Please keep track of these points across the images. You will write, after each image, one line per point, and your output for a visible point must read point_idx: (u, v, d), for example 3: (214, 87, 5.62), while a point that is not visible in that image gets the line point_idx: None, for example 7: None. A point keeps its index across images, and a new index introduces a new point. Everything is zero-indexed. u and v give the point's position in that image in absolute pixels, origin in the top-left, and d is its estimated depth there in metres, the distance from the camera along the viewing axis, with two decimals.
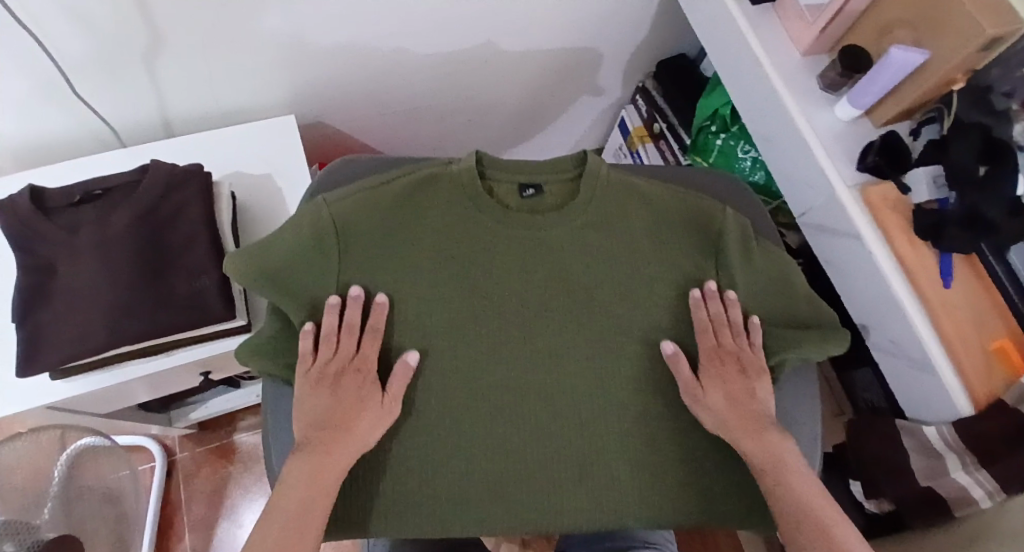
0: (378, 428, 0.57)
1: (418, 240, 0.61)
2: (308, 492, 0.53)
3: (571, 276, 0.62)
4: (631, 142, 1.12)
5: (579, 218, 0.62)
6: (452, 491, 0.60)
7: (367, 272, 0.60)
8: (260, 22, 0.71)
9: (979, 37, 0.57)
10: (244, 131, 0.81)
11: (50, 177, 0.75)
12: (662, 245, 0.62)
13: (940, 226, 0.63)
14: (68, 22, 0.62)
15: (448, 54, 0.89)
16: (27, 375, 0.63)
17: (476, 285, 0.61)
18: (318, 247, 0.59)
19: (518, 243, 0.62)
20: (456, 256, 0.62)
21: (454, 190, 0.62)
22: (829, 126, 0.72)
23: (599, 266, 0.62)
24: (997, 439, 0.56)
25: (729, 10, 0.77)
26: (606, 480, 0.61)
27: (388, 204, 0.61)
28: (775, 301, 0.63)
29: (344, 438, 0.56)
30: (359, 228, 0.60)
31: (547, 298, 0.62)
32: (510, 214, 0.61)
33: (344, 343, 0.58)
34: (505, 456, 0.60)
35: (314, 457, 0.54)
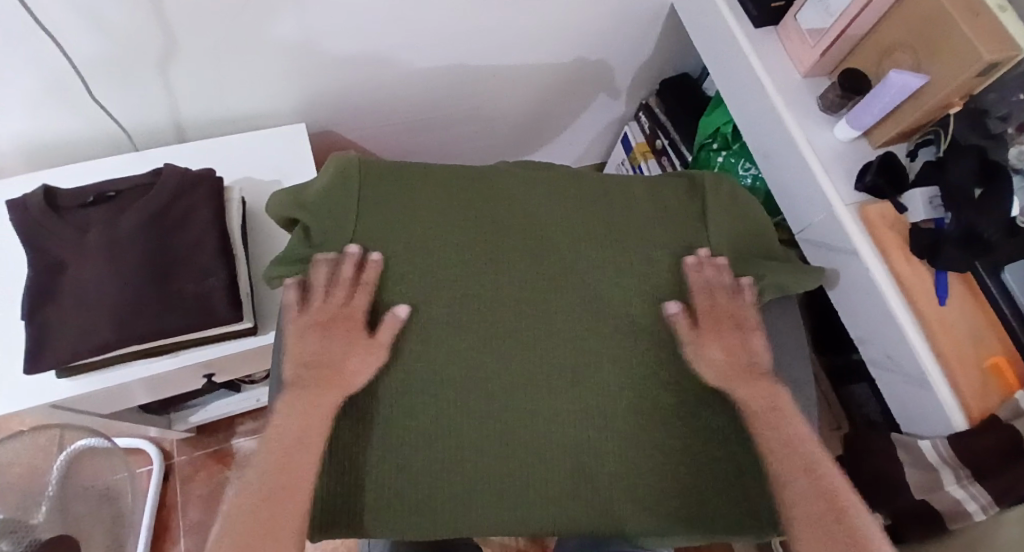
0: (366, 374, 0.57)
1: (438, 198, 0.65)
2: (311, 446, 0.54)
3: (579, 237, 0.65)
4: (633, 158, 1.14)
5: (587, 187, 0.69)
6: (471, 492, 0.57)
7: (384, 216, 0.63)
8: (274, 29, 0.72)
9: (977, 62, 0.59)
10: (255, 137, 0.83)
11: (60, 177, 0.75)
12: (659, 201, 0.68)
13: (937, 245, 0.65)
14: (85, 23, 0.63)
15: (457, 67, 0.91)
16: (33, 372, 0.63)
17: (488, 249, 0.63)
18: (341, 185, 0.64)
19: (527, 210, 0.66)
20: (467, 218, 0.64)
21: (477, 172, 0.68)
22: (829, 145, 0.74)
23: (607, 224, 0.66)
24: (992, 454, 0.58)
25: (733, 30, 0.79)
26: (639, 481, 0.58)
27: (416, 170, 0.67)
28: (759, 239, 0.69)
29: (331, 385, 0.57)
30: (381, 180, 0.65)
31: (550, 272, 0.63)
32: (517, 180, 0.68)
33: (340, 296, 0.59)
34: (524, 448, 0.58)
35: (290, 441, 0.54)
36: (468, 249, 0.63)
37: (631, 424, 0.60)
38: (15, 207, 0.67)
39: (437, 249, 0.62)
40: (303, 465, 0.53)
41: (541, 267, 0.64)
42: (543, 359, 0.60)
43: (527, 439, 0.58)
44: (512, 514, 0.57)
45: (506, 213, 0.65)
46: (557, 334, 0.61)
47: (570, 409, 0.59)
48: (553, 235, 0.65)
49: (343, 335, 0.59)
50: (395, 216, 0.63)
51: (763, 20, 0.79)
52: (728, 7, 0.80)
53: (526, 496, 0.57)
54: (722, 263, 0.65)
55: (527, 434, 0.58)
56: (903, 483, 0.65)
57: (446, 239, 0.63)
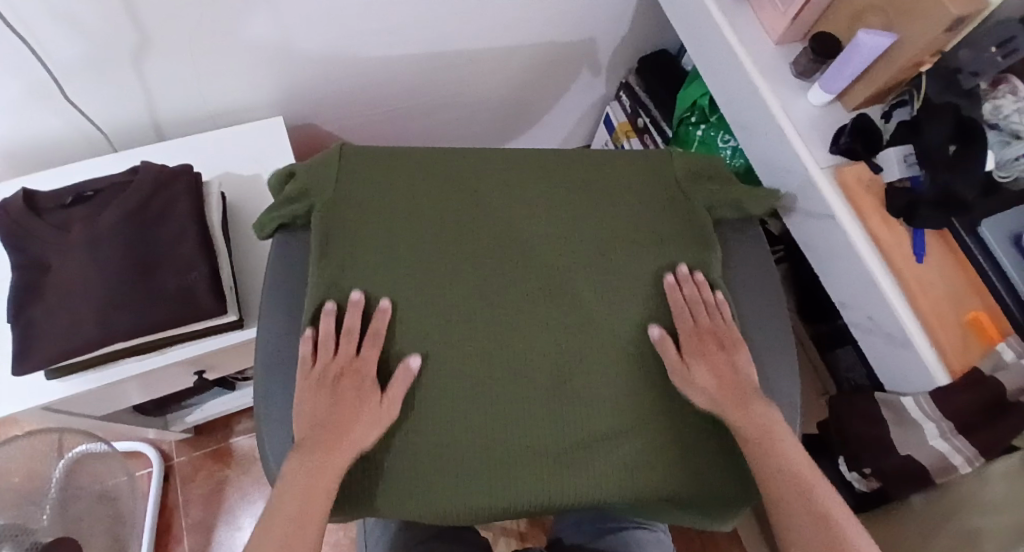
0: (370, 431, 0.54)
1: (414, 181, 0.65)
2: (306, 490, 0.50)
3: (561, 206, 0.66)
4: (615, 137, 1.14)
5: (560, 163, 0.69)
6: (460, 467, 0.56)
7: (365, 193, 0.63)
8: (245, 21, 0.73)
9: (946, 17, 0.59)
10: (233, 133, 0.83)
11: (40, 180, 0.76)
12: (633, 163, 0.70)
13: (913, 205, 0.65)
14: (57, 25, 0.63)
15: (435, 53, 0.91)
16: (22, 374, 0.64)
17: (469, 224, 0.64)
18: (325, 165, 0.65)
19: (505, 186, 0.66)
20: (450, 194, 0.65)
21: (451, 155, 0.68)
22: (802, 112, 0.74)
23: (587, 188, 0.67)
24: (972, 409, 0.58)
25: (704, 2, 0.79)
26: (631, 453, 0.57)
27: (391, 152, 0.67)
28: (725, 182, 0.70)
29: (330, 453, 0.52)
30: (365, 161, 0.66)
31: (531, 242, 0.63)
32: (501, 157, 0.69)
33: (342, 348, 0.57)
34: (519, 422, 0.57)
35: (298, 496, 0.50)
36: (447, 225, 0.63)
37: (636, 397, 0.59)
38: None
39: (416, 226, 0.63)
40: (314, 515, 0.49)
41: (520, 238, 0.64)
42: (528, 329, 0.60)
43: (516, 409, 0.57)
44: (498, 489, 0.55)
45: (490, 187, 0.66)
46: (545, 308, 0.61)
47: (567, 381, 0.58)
48: (530, 210, 0.65)
49: (353, 387, 0.55)
50: (375, 198, 0.64)
51: None
52: None
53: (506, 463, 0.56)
54: (692, 196, 0.68)
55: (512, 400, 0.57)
56: (886, 441, 0.66)
57: (424, 216, 0.63)
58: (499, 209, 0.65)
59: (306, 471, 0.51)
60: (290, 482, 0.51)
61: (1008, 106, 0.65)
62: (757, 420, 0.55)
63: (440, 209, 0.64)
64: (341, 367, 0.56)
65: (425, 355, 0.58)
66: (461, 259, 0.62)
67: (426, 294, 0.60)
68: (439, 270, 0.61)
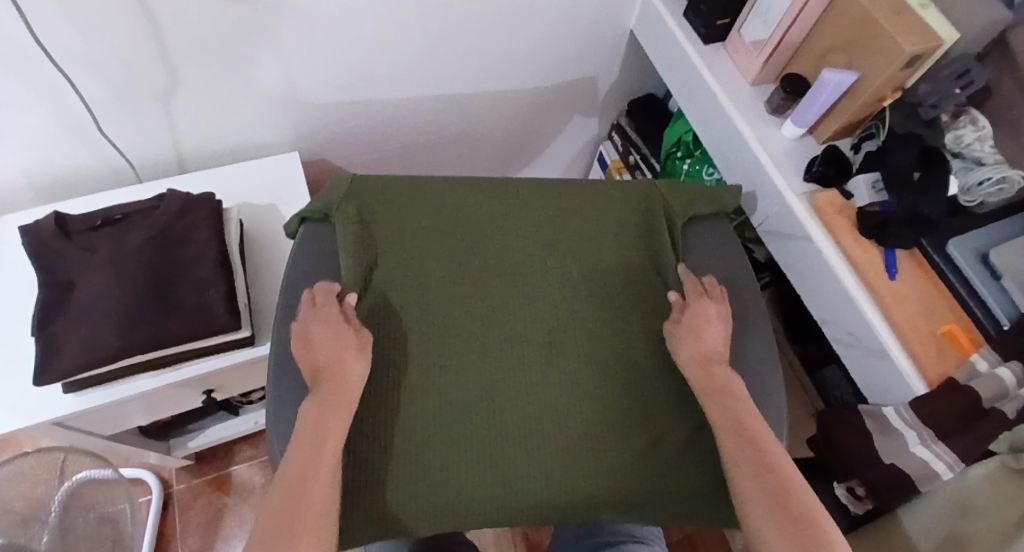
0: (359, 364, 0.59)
1: (424, 215, 0.70)
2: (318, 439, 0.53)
3: (563, 236, 0.71)
4: (608, 175, 1.21)
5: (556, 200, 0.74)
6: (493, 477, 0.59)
7: (385, 224, 0.68)
8: (268, 63, 0.80)
9: (901, 56, 0.65)
10: (252, 165, 0.89)
11: (69, 206, 0.81)
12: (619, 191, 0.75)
13: (883, 226, 0.70)
14: (98, 64, 0.70)
15: (439, 95, 0.98)
16: (43, 384, 0.67)
17: (479, 254, 0.69)
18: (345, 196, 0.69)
19: (508, 222, 0.72)
20: (462, 224, 0.70)
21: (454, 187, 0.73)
22: (778, 144, 0.80)
23: (584, 221, 0.72)
24: (950, 416, 0.61)
25: (685, 49, 0.87)
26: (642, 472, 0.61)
27: (400, 181, 0.72)
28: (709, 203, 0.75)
29: (339, 396, 0.57)
30: (378, 191, 0.70)
31: (535, 272, 0.69)
32: (505, 189, 0.73)
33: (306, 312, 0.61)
34: (543, 439, 0.61)
35: (309, 442, 0.52)
36: (457, 256, 0.68)
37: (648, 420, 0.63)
38: (27, 230, 0.72)
39: (428, 259, 0.68)
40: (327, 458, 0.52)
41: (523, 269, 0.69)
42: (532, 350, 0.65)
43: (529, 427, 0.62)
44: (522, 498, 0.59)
45: (497, 219, 0.71)
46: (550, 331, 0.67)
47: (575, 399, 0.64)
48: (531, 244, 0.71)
49: (333, 326, 0.60)
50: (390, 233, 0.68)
51: (711, 37, 0.86)
52: (679, 28, 0.88)
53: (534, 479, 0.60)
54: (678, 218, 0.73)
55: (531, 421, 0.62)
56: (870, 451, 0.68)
57: (434, 248, 0.68)
58: (502, 243, 0.70)
59: (315, 410, 0.55)
60: (303, 436, 0.53)
61: (969, 135, 0.71)
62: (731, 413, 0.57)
63: (447, 240, 0.69)
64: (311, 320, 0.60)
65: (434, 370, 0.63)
66: (474, 286, 0.67)
67: (438, 316, 0.65)
68: (455, 295, 0.67)
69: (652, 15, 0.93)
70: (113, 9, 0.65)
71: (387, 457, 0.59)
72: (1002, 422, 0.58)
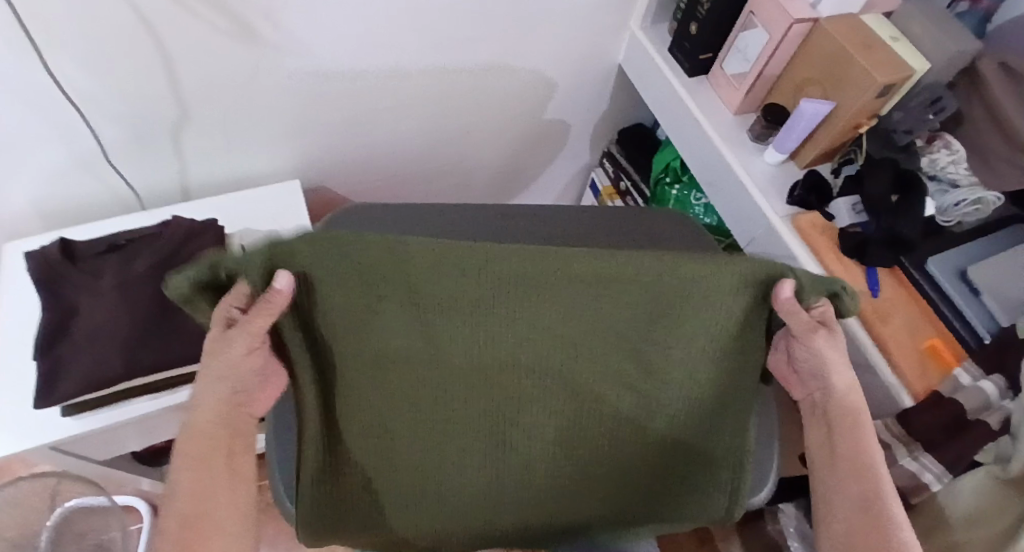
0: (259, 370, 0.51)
1: (397, 274, 0.47)
2: (226, 435, 0.49)
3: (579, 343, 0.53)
4: (601, 201, 1.25)
5: (601, 256, 0.47)
6: (484, 499, 0.65)
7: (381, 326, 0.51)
8: (273, 99, 0.84)
9: (874, 85, 0.70)
10: (255, 193, 0.92)
11: (75, 233, 0.83)
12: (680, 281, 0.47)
13: (864, 245, 0.73)
14: (109, 99, 0.73)
15: (436, 126, 1.02)
16: (43, 407, 0.67)
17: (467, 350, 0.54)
18: (353, 290, 0.48)
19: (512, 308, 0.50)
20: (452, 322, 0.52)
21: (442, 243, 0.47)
22: (762, 170, 0.83)
23: (599, 338, 0.53)
24: (939, 428, 0.62)
25: (670, 82, 0.92)
26: (626, 491, 0.65)
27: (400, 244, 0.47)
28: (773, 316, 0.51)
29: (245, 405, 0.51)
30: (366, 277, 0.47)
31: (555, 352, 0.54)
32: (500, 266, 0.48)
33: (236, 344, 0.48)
34: (538, 474, 0.64)
35: (212, 443, 0.48)
36: (438, 344, 0.53)
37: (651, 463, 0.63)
38: (34, 256, 0.74)
39: (416, 351, 0.54)
40: (218, 463, 0.48)
41: (520, 363, 0.55)
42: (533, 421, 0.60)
43: (519, 466, 0.63)
44: (510, 507, 0.67)
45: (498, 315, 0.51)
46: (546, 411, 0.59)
47: (574, 454, 0.62)
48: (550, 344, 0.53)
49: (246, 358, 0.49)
50: (344, 304, 0.49)
51: (694, 70, 0.91)
52: (665, 63, 0.93)
53: (523, 499, 0.66)
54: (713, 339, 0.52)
55: (528, 463, 0.63)
56: None
57: (424, 373, 0.55)
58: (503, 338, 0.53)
59: (220, 406, 0.49)
60: (199, 435, 0.48)
61: (942, 159, 0.75)
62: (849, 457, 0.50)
63: (425, 329, 0.52)
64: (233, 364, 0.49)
65: (432, 436, 0.60)
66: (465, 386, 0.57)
67: (425, 400, 0.57)
68: (445, 390, 0.57)
69: (638, 51, 0.98)
70: (125, 48, 0.68)
71: (387, 478, 0.62)
72: (987, 434, 0.60)
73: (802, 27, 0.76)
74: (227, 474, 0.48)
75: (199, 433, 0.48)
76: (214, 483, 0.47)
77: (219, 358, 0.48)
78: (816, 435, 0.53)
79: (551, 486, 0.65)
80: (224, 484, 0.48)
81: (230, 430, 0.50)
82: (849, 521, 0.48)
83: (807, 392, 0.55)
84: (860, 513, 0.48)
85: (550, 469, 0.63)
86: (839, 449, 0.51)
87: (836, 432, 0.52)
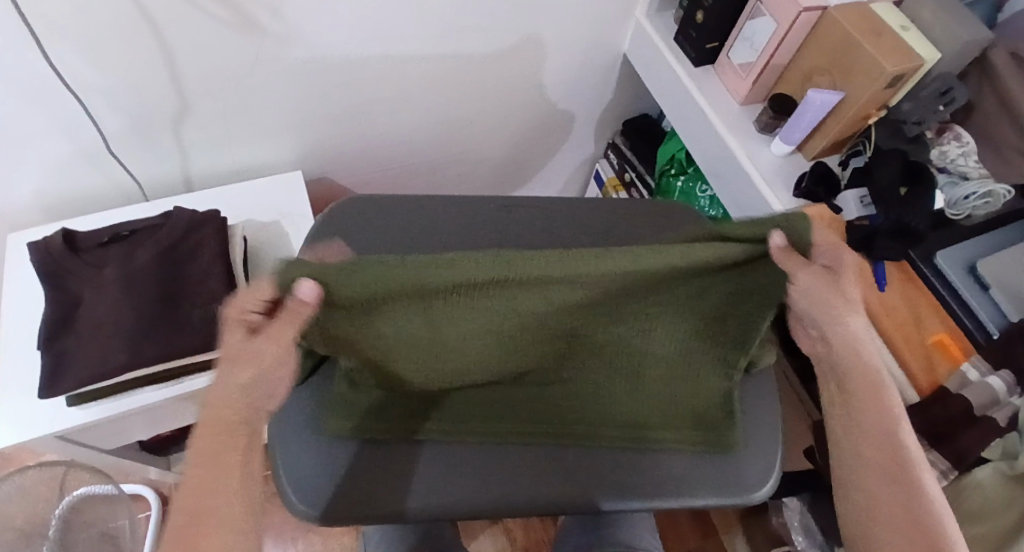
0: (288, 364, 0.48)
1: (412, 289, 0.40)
2: (235, 429, 0.47)
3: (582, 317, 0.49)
4: (605, 192, 1.25)
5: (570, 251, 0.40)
6: (530, 438, 0.62)
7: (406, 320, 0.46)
8: (275, 91, 0.83)
9: (884, 75, 0.68)
10: (258, 184, 0.92)
11: (80, 223, 0.84)
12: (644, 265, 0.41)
13: (871, 239, 0.71)
14: (110, 89, 0.73)
15: (438, 118, 1.02)
16: (49, 398, 0.68)
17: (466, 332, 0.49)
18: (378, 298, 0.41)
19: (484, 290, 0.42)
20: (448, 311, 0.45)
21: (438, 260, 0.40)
22: (768, 161, 0.82)
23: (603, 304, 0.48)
24: (949, 422, 0.61)
25: (676, 72, 0.91)
26: (669, 439, 0.62)
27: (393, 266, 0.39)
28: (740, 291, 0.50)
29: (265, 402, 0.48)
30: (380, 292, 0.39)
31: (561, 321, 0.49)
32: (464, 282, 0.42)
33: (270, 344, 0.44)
34: (575, 415, 0.62)
35: (224, 435, 0.46)
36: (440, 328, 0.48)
37: (674, 407, 0.62)
38: (37, 247, 0.74)
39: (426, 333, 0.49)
40: (233, 460, 0.46)
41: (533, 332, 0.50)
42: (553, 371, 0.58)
43: (553, 408, 0.62)
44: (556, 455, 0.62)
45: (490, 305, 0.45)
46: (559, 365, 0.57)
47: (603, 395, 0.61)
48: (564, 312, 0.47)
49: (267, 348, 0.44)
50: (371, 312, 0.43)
51: (700, 60, 0.90)
52: (670, 53, 0.92)
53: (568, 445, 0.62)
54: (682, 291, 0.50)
55: (563, 402, 0.62)
56: None
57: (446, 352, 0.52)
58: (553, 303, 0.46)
59: (229, 402, 0.46)
60: (210, 429, 0.46)
61: (953, 151, 0.74)
62: (883, 442, 0.50)
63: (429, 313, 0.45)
64: (253, 365, 0.45)
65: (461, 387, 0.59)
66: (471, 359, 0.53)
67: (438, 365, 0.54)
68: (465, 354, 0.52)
69: (644, 41, 0.97)
70: (124, 41, 0.68)
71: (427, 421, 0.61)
72: (994, 430, 0.60)
73: (810, 16, 0.74)
74: (242, 476, 0.46)
75: (213, 427, 0.46)
76: (228, 484, 0.46)
77: (231, 360, 0.45)
78: (861, 406, 0.51)
79: (589, 433, 0.61)
80: (240, 483, 0.46)
81: (250, 425, 0.48)
82: (886, 502, 0.48)
83: (811, 342, 0.55)
84: (893, 486, 0.48)
85: (581, 409, 0.62)
86: (868, 432, 0.50)
87: (866, 408, 0.51)
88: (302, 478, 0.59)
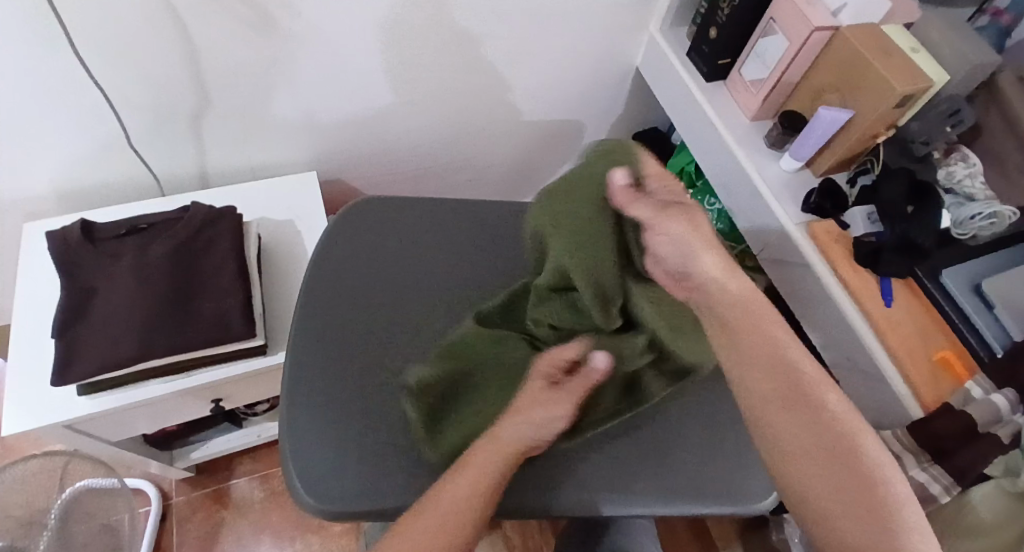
0: (544, 418, 0.53)
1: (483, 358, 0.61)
2: (485, 462, 0.50)
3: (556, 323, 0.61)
4: None
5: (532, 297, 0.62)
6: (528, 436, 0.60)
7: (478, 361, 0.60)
8: (293, 92, 0.85)
9: (893, 94, 0.70)
10: (273, 182, 0.93)
11: (96, 215, 0.85)
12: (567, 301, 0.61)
13: (877, 253, 0.73)
14: (134, 83, 0.74)
15: (451, 123, 1.03)
16: (60, 385, 0.69)
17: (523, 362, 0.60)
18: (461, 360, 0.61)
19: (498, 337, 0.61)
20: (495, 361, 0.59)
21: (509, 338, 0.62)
22: (777, 175, 0.84)
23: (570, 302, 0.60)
24: (953, 436, 0.61)
25: (688, 86, 0.92)
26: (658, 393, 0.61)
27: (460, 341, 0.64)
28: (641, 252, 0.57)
29: (496, 442, 0.52)
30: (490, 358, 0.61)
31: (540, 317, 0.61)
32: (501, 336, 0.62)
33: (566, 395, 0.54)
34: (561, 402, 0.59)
35: (473, 469, 0.50)
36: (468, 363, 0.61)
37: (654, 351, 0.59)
38: (55, 236, 0.75)
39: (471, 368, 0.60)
40: (462, 486, 0.49)
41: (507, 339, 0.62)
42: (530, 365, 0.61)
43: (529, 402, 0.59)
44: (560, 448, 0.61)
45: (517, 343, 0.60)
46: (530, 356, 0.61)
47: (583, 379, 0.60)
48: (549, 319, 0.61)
49: (552, 404, 0.54)
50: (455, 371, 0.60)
51: (712, 75, 0.91)
52: (683, 67, 0.94)
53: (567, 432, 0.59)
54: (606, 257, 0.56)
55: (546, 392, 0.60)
56: None
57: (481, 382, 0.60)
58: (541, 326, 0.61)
59: (503, 441, 0.52)
60: (481, 453, 0.51)
61: (959, 171, 0.75)
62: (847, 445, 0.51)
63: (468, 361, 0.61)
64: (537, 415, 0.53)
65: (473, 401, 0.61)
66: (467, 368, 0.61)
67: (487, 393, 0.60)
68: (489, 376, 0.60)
69: (656, 55, 0.99)
70: (150, 36, 0.69)
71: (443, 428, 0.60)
72: (998, 447, 0.60)
73: (823, 35, 0.76)
74: (467, 503, 0.48)
75: (488, 458, 0.51)
76: (457, 515, 0.47)
77: (538, 403, 0.54)
78: None
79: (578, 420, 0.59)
80: (455, 517, 0.47)
81: (503, 459, 0.51)
82: None
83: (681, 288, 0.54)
84: None
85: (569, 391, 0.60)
86: None
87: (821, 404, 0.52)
88: (315, 477, 0.58)
